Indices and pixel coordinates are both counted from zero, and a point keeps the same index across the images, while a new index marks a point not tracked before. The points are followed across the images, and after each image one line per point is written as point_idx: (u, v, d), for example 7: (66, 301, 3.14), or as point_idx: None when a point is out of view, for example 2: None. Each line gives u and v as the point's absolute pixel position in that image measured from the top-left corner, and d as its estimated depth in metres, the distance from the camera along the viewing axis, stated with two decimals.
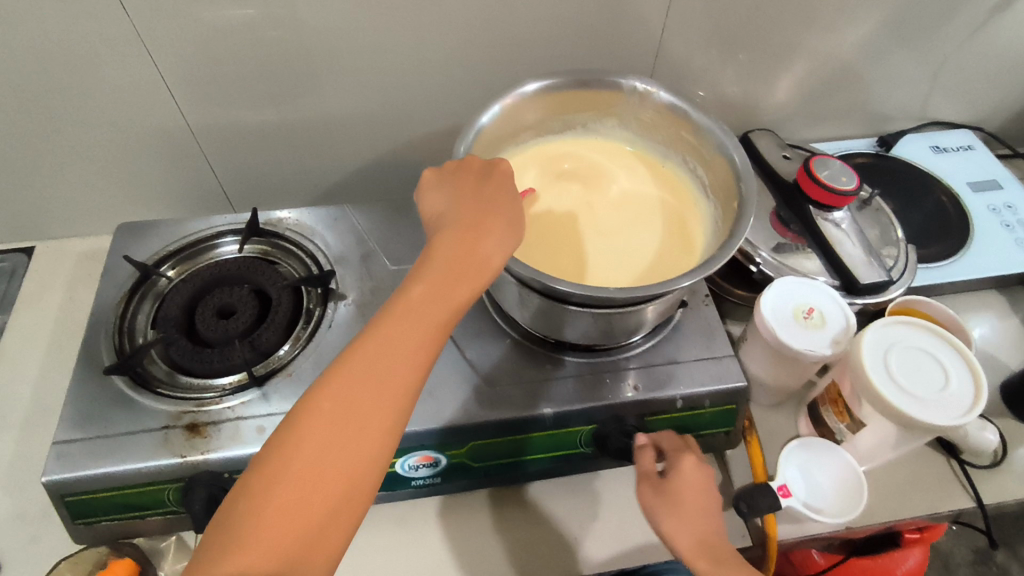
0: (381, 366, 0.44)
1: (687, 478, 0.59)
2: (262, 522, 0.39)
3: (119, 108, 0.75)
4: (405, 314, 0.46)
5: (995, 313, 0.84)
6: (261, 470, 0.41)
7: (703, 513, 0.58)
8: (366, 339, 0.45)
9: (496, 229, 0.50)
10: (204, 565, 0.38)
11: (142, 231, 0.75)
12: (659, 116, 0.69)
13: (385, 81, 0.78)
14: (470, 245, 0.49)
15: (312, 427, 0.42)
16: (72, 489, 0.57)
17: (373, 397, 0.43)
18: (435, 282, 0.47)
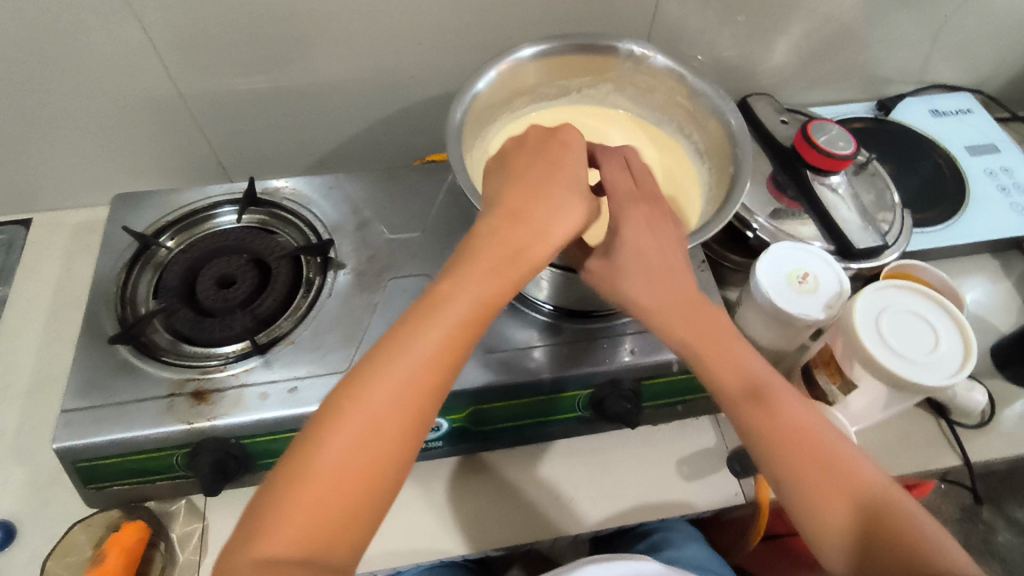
0: (417, 357, 0.45)
1: (635, 229, 0.54)
2: (299, 501, 0.41)
3: (110, 76, 0.74)
4: (440, 319, 0.47)
5: (989, 277, 0.85)
6: (299, 452, 0.42)
7: (660, 269, 0.54)
8: (402, 345, 0.46)
9: (552, 226, 0.50)
10: (245, 541, 0.40)
11: (139, 201, 0.75)
12: (655, 80, 0.69)
13: (378, 47, 0.77)
14: (513, 247, 0.50)
15: (353, 411, 0.43)
16: (82, 455, 0.59)
17: (408, 385, 0.45)
18: (476, 285, 0.48)
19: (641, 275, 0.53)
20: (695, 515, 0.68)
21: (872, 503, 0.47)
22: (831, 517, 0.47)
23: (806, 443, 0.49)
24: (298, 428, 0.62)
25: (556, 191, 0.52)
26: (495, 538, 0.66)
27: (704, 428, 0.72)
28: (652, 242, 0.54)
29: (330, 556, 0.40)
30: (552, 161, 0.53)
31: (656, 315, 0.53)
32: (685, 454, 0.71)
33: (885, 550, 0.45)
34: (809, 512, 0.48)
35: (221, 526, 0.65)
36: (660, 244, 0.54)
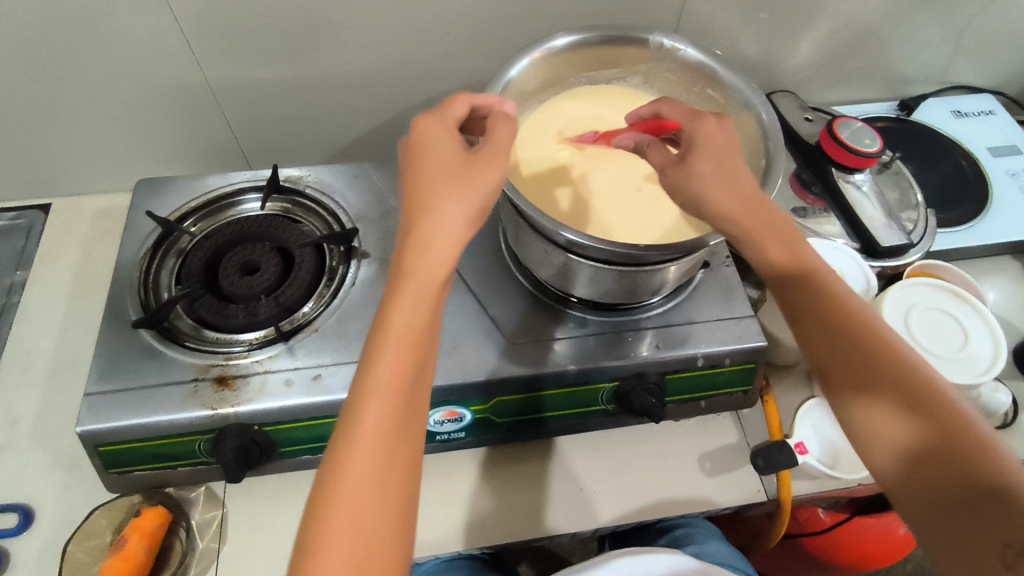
0: (385, 393, 0.42)
1: (708, 133, 0.53)
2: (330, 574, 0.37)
3: (134, 61, 0.74)
4: (372, 400, 0.42)
5: (1011, 278, 0.85)
6: (313, 524, 0.39)
7: (729, 167, 0.52)
8: (341, 459, 0.40)
9: (439, 214, 0.45)
10: None
11: (162, 187, 0.75)
12: (684, 73, 0.69)
13: (404, 37, 0.77)
14: (417, 278, 0.44)
15: (353, 468, 0.40)
16: (105, 439, 0.59)
17: (385, 423, 0.42)
18: (397, 336, 0.43)
19: (709, 162, 0.52)
20: (717, 511, 0.67)
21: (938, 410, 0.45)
22: (889, 417, 0.46)
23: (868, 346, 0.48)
24: (321, 416, 0.61)
25: (428, 182, 0.47)
26: (516, 530, 0.65)
27: (726, 424, 0.72)
28: (725, 142, 0.53)
29: None
30: (413, 162, 0.49)
31: (723, 206, 0.51)
32: (706, 449, 0.70)
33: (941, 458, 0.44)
34: (868, 415, 0.47)
35: (241, 514, 0.65)
36: (731, 148, 0.53)
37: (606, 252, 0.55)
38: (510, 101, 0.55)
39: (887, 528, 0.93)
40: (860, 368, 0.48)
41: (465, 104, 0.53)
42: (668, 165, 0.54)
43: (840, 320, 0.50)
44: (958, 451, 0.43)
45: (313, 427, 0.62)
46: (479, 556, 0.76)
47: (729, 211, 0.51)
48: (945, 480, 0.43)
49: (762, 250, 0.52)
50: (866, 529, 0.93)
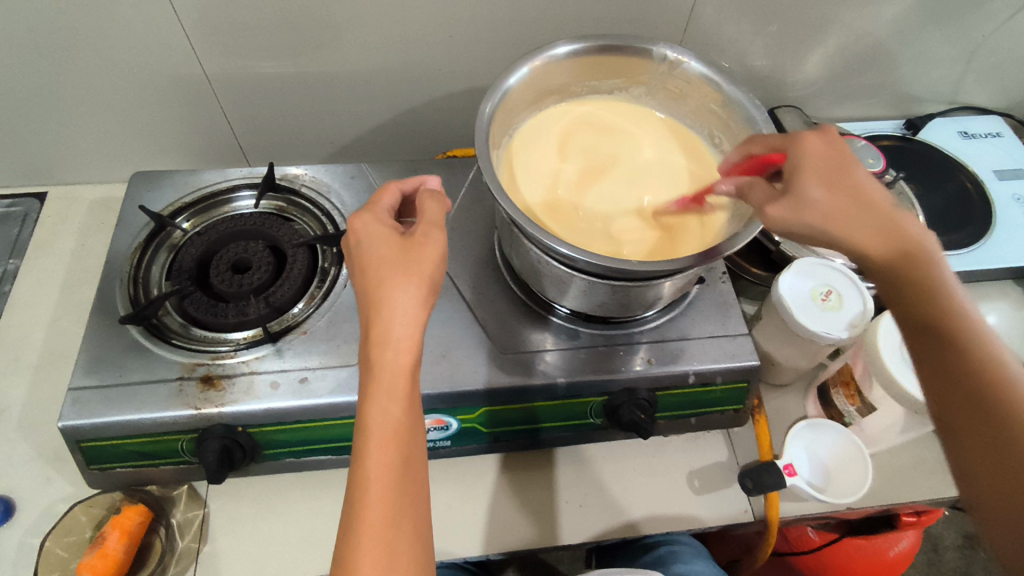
0: (378, 489, 0.43)
1: (812, 151, 0.52)
2: None
3: (135, 52, 0.74)
4: (369, 504, 0.43)
5: (1011, 304, 0.83)
6: None
7: (845, 184, 0.50)
8: (350, 570, 0.41)
9: (392, 303, 0.46)
10: None
11: (157, 181, 0.74)
12: (687, 85, 0.67)
13: (407, 36, 0.76)
14: (385, 375, 0.45)
15: (365, 566, 0.41)
16: (88, 435, 0.58)
17: (385, 516, 0.43)
18: (378, 430, 0.44)
19: (816, 179, 0.50)
20: (703, 529, 0.67)
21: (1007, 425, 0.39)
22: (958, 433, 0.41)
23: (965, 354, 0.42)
24: (306, 419, 0.61)
25: (377, 275, 0.48)
26: (499, 540, 0.65)
27: (716, 442, 0.71)
28: (833, 153, 0.52)
29: None
30: (361, 260, 0.50)
31: (832, 218, 0.49)
32: (695, 467, 0.70)
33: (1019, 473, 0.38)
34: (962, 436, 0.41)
35: (223, 513, 0.65)
36: (842, 162, 0.51)
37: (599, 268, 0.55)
38: (435, 175, 0.58)
39: (880, 548, 0.91)
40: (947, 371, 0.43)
41: (394, 193, 0.55)
42: (770, 202, 0.51)
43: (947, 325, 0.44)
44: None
45: (299, 430, 0.62)
46: (463, 565, 0.75)
47: (834, 230, 0.49)
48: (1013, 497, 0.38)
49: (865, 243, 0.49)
50: (861, 552, 0.91)
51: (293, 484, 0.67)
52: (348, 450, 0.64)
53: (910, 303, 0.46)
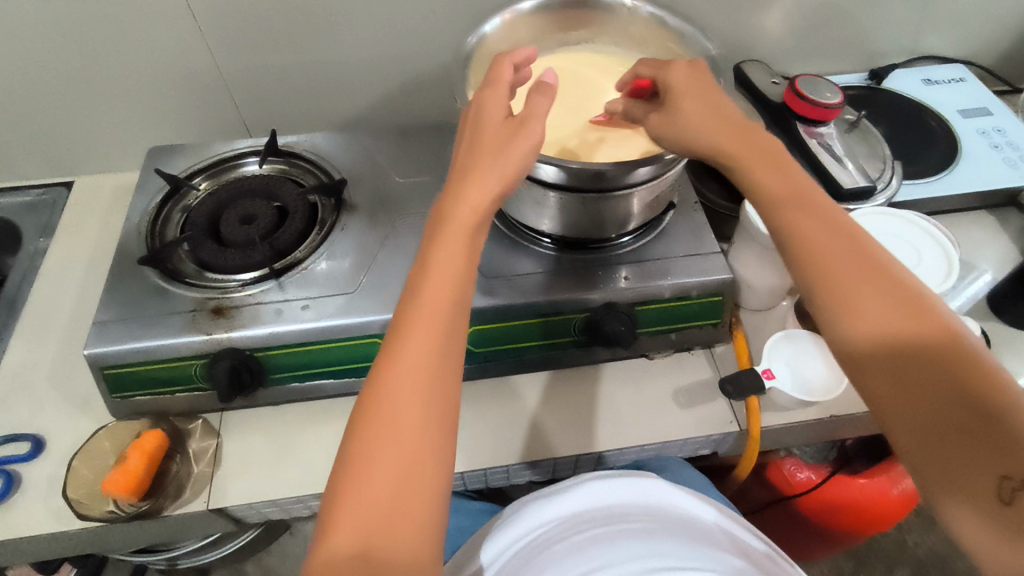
0: (421, 337, 0.46)
1: (676, 78, 0.59)
2: (367, 480, 0.42)
3: (150, 41, 0.81)
4: (412, 343, 0.46)
5: (984, 229, 0.86)
6: (356, 444, 0.43)
7: (705, 96, 0.57)
8: (383, 395, 0.45)
9: (478, 172, 0.52)
10: (330, 527, 0.41)
11: (173, 153, 0.81)
12: (647, 31, 0.73)
13: (392, 13, 0.83)
14: (448, 234, 0.50)
15: (397, 397, 0.44)
16: (112, 362, 0.64)
17: (421, 362, 0.46)
18: (437, 276, 0.49)
19: (687, 100, 0.57)
20: (691, 441, 0.69)
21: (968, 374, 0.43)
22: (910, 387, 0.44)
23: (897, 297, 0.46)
24: (310, 342, 0.66)
25: (475, 145, 0.54)
26: (494, 456, 0.68)
27: (700, 361, 0.74)
28: (696, 78, 0.58)
29: (404, 523, 0.41)
30: (469, 131, 0.55)
31: (720, 144, 0.54)
32: (681, 385, 0.73)
33: (978, 428, 0.41)
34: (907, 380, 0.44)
35: (234, 443, 0.69)
36: (703, 83, 0.58)
37: (572, 177, 0.61)
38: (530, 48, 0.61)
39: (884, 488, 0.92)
40: (906, 327, 0.45)
41: (508, 67, 0.58)
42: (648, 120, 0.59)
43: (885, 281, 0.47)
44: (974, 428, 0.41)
45: (300, 353, 0.66)
46: (465, 497, 0.77)
47: (702, 136, 0.55)
48: (961, 450, 0.41)
49: (727, 150, 0.54)
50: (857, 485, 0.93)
51: (300, 416, 0.71)
52: (349, 373, 0.69)
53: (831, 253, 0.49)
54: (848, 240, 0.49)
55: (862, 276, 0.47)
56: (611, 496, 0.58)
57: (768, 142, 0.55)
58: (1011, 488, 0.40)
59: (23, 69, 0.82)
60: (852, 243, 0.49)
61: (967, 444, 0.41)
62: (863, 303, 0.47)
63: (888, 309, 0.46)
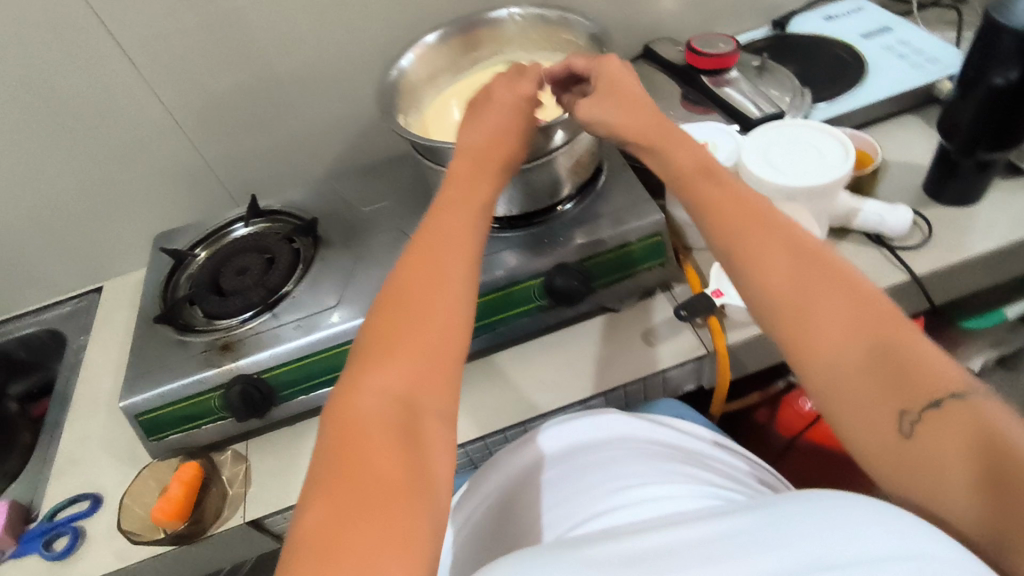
0: (452, 229, 0.51)
1: (611, 71, 0.65)
2: (393, 336, 0.44)
3: (141, 149, 0.95)
4: (450, 230, 0.51)
5: (909, 129, 0.91)
6: (386, 306, 0.46)
7: (629, 94, 0.64)
8: (415, 263, 0.48)
9: (500, 120, 0.63)
10: (356, 375, 0.42)
11: (175, 235, 0.94)
12: (536, 35, 0.83)
13: (334, 75, 0.95)
14: (475, 167, 0.59)
15: (426, 269, 0.48)
16: (144, 409, 0.74)
17: (449, 246, 0.50)
18: (470, 194, 0.56)
19: (611, 102, 0.64)
20: (665, 371, 0.75)
21: (883, 318, 0.46)
22: (830, 330, 0.47)
23: (805, 258, 0.50)
24: (308, 354, 0.75)
25: (495, 105, 0.64)
26: (490, 422, 0.74)
27: (661, 300, 0.80)
28: (625, 74, 0.65)
29: (430, 376, 0.43)
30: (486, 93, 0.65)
31: (641, 138, 0.62)
32: (649, 326, 0.78)
33: (897, 363, 0.44)
34: (816, 322, 0.47)
35: (262, 462, 0.77)
36: (630, 82, 0.65)
37: None
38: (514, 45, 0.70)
39: None
40: (818, 279, 0.49)
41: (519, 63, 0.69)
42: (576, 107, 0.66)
43: (799, 251, 0.51)
44: (896, 357, 0.44)
45: (298, 367, 0.75)
46: None
47: (620, 132, 0.63)
48: (887, 385, 0.44)
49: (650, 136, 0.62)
50: None
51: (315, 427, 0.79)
52: None
53: (746, 218, 0.54)
54: (752, 221, 0.53)
55: (764, 242, 0.52)
56: (596, 436, 0.60)
57: (677, 131, 0.62)
58: (909, 418, 0.43)
59: (45, 197, 0.96)
60: (755, 218, 0.54)
61: (893, 378, 0.44)
62: (770, 263, 0.51)
63: (794, 263, 0.50)
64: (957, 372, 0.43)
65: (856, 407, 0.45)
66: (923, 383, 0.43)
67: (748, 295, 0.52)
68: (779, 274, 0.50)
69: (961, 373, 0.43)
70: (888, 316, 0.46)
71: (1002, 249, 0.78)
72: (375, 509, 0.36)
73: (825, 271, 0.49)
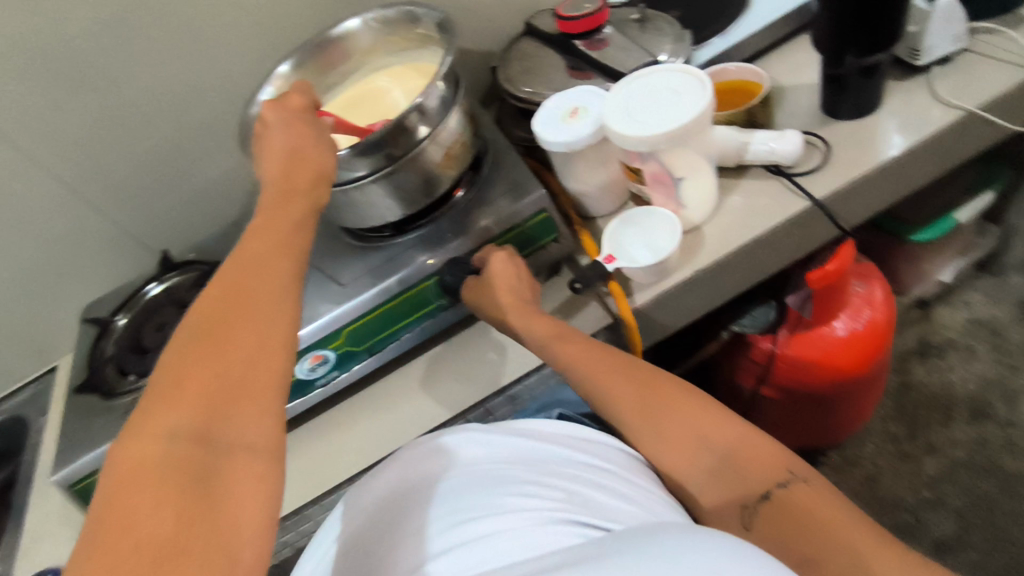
0: (261, 257, 0.50)
1: (497, 267, 0.70)
2: (188, 373, 0.42)
3: (51, 232, 0.95)
4: (257, 256, 0.50)
5: (801, 53, 0.88)
6: (184, 343, 0.44)
7: (510, 288, 0.70)
8: (219, 292, 0.47)
9: (302, 151, 0.61)
10: (144, 417, 0.41)
11: (101, 303, 0.96)
12: (388, 36, 0.83)
13: (220, 119, 0.94)
14: (284, 195, 0.57)
15: (228, 301, 0.46)
16: (75, 479, 0.74)
17: (260, 270, 0.49)
18: (284, 217, 0.55)
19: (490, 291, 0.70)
20: None
21: (717, 422, 0.55)
22: (673, 440, 0.56)
23: (644, 379, 0.59)
24: None
25: (293, 139, 0.61)
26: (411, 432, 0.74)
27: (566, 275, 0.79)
28: (509, 274, 0.70)
29: (231, 410, 0.42)
30: (279, 121, 0.63)
31: (525, 326, 0.67)
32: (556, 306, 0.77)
33: (737, 464, 0.54)
34: (664, 436, 0.56)
35: None
36: (510, 269, 0.70)
37: (358, 155, 0.67)
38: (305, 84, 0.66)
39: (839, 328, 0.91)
40: (658, 399, 0.57)
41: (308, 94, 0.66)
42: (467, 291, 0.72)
43: (645, 380, 0.59)
44: (736, 459, 0.54)
45: None
46: None
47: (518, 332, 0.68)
48: (731, 483, 0.53)
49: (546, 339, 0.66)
50: (817, 331, 0.91)
51: None
52: None
53: (610, 368, 0.60)
54: (615, 372, 0.60)
55: (615, 375, 0.60)
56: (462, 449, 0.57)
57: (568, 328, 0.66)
58: (747, 512, 0.52)
59: None
60: (619, 360, 0.61)
61: (738, 479, 0.53)
62: (619, 392, 0.59)
63: (640, 387, 0.58)
64: (783, 464, 0.53)
65: (711, 499, 0.55)
66: (756, 479, 0.53)
67: (611, 414, 0.60)
68: (626, 396, 0.59)
69: (789, 463, 0.53)
70: (722, 421, 0.55)
71: (904, 157, 0.74)
72: (158, 566, 0.34)
73: (663, 386, 0.58)
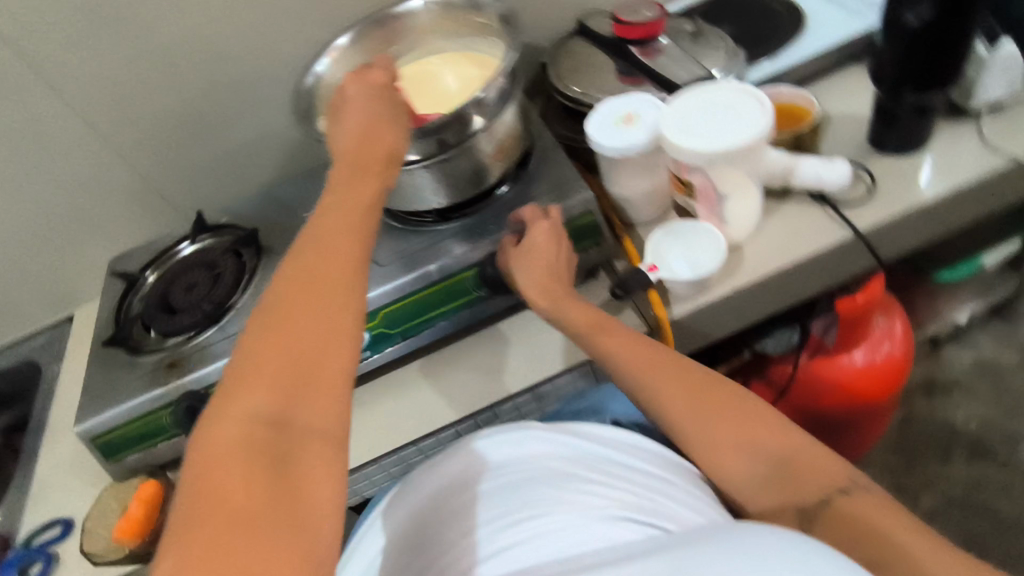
0: (333, 239, 0.50)
1: (538, 238, 0.71)
2: (262, 356, 0.43)
3: (85, 180, 0.95)
4: (329, 238, 0.50)
5: (850, 83, 0.89)
6: (258, 325, 0.45)
7: (550, 253, 0.71)
8: (291, 275, 0.47)
9: (377, 128, 0.61)
10: (223, 398, 0.42)
11: (129, 258, 0.96)
12: (448, 19, 0.83)
13: (265, 86, 0.94)
14: (357, 174, 0.58)
15: (300, 284, 0.46)
16: (98, 432, 0.75)
17: (332, 254, 0.49)
18: (354, 199, 0.55)
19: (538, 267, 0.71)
20: None
21: (769, 424, 0.57)
22: (724, 438, 0.57)
23: (693, 377, 0.60)
24: None
25: (368, 114, 0.62)
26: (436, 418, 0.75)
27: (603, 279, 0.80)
28: (554, 267, 0.71)
29: (304, 394, 0.42)
30: (356, 94, 0.63)
31: (569, 319, 0.68)
32: None
33: (791, 468, 0.54)
34: (711, 435, 0.57)
35: None
36: (554, 241, 0.71)
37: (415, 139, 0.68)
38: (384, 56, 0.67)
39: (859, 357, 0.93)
40: (708, 397, 0.59)
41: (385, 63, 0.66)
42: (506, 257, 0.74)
43: (694, 381, 0.60)
44: (790, 463, 0.55)
45: None
46: None
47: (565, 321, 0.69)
48: (785, 486, 0.54)
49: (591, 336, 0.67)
50: (838, 359, 0.92)
51: None
52: None
53: (655, 366, 0.62)
54: (663, 367, 0.61)
55: (662, 371, 0.61)
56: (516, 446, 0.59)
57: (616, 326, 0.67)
58: (805, 515, 0.53)
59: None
60: (669, 357, 0.62)
61: (792, 483, 0.54)
62: (666, 391, 0.60)
63: (686, 385, 0.59)
64: (840, 470, 0.54)
65: (762, 499, 0.56)
66: (811, 484, 0.54)
67: (654, 409, 0.61)
68: (674, 391, 0.59)
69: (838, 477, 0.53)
70: (774, 424, 0.57)
71: (945, 198, 0.75)
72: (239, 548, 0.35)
73: (711, 386, 0.60)
